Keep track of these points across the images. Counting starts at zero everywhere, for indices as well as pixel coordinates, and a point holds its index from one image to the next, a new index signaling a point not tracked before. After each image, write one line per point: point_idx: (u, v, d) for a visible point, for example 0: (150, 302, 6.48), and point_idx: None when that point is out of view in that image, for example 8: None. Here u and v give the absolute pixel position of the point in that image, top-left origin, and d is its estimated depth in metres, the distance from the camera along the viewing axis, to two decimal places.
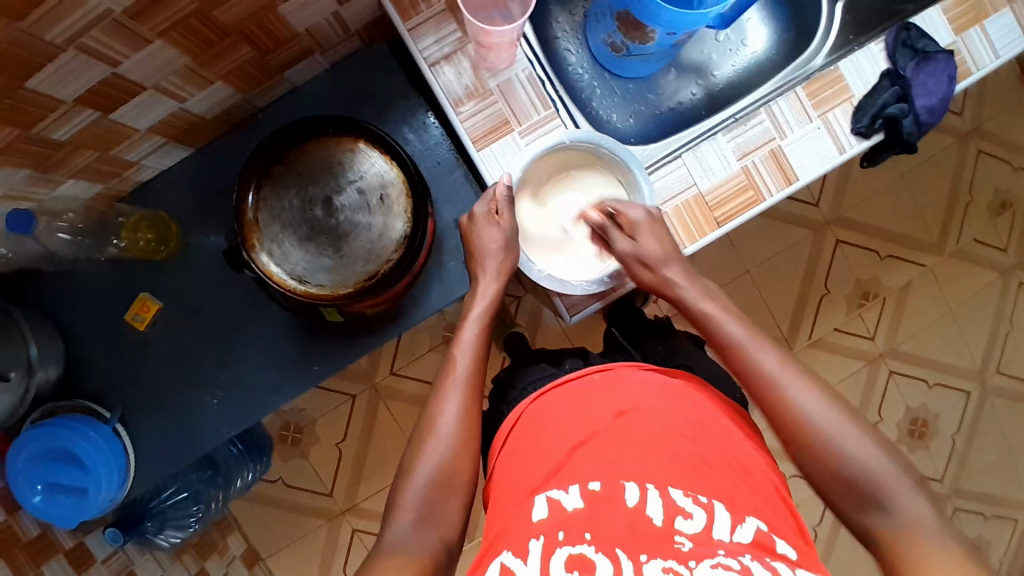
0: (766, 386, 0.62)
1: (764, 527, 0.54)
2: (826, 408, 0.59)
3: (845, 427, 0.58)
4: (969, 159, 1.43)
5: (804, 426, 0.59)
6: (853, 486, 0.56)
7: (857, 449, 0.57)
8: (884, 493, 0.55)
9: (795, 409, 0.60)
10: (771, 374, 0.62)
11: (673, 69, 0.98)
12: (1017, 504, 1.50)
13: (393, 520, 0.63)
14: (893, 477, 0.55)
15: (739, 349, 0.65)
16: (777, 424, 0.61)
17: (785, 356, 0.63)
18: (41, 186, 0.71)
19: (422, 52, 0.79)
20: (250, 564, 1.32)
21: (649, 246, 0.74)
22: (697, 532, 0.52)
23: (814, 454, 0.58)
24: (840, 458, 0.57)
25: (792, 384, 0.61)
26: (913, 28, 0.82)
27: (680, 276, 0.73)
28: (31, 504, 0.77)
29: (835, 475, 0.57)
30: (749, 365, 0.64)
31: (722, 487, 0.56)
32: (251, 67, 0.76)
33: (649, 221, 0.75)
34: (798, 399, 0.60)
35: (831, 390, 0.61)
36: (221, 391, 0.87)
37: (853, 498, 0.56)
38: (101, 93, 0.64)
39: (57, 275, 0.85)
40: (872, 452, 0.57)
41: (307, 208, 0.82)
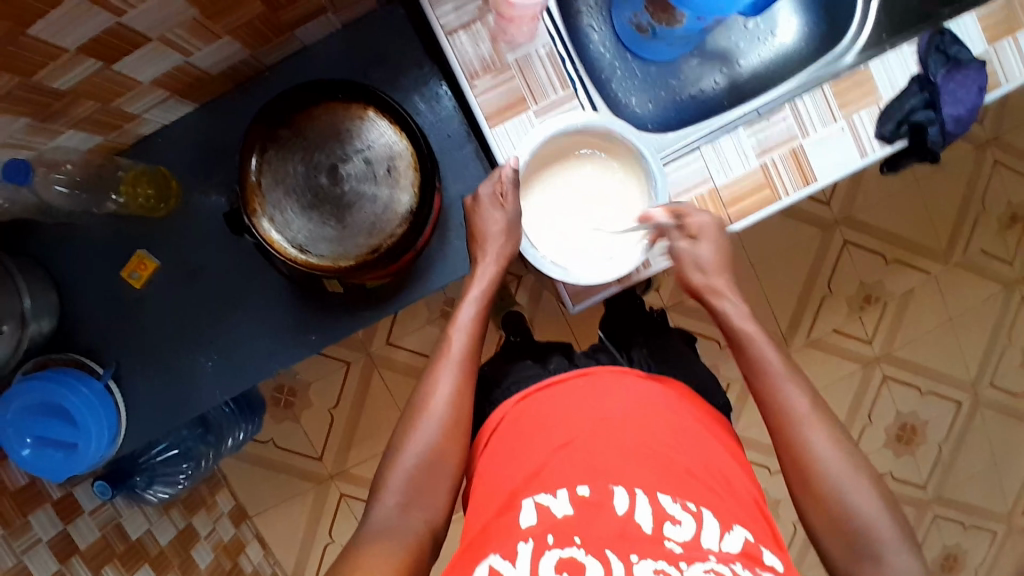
0: (787, 425, 0.63)
1: (750, 538, 0.54)
2: (841, 459, 0.61)
3: (857, 482, 0.60)
4: (985, 169, 1.41)
5: (817, 474, 0.60)
6: (851, 539, 0.58)
7: (864, 505, 0.59)
8: (882, 548, 0.57)
9: (809, 453, 0.61)
10: (798, 414, 0.63)
11: (696, 55, 0.96)
12: (996, 515, 1.52)
13: (378, 498, 0.64)
14: (891, 537, 0.58)
15: (770, 379, 0.65)
16: (790, 464, 0.62)
17: (814, 401, 0.64)
18: (40, 135, 0.69)
19: (440, 19, 0.76)
20: (237, 522, 1.32)
21: (707, 255, 0.73)
22: (687, 539, 0.51)
23: (818, 500, 0.60)
24: (844, 511, 0.59)
25: (812, 429, 0.62)
26: (947, 33, 0.80)
27: (727, 289, 0.73)
28: (19, 457, 0.76)
29: (836, 526, 0.59)
30: (775, 399, 0.64)
31: (708, 497, 0.56)
32: (261, 24, 0.73)
33: (715, 228, 0.74)
34: (818, 446, 0.61)
35: (849, 440, 0.62)
36: (216, 353, 0.85)
37: (848, 547, 0.59)
38: (104, 42, 0.62)
39: (54, 226, 0.83)
40: (877, 510, 0.58)
41: (312, 175, 0.81)
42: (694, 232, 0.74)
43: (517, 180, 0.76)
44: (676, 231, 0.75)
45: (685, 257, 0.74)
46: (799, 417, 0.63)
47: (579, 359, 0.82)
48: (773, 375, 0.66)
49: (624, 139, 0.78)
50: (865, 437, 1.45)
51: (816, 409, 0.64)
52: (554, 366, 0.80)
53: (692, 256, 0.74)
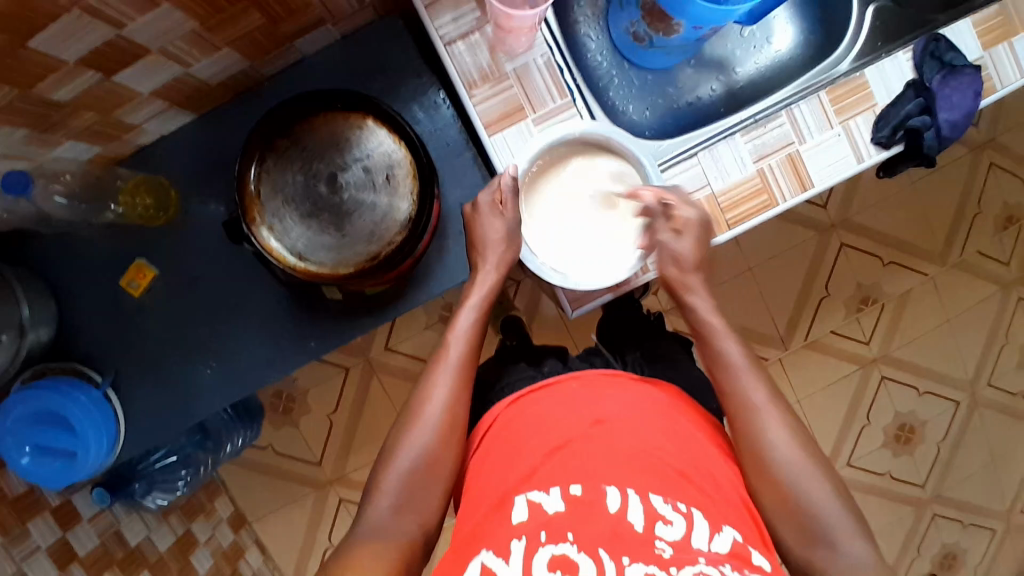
0: (744, 413, 0.65)
1: (739, 539, 0.55)
2: (797, 449, 0.62)
3: (810, 471, 0.61)
4: (981, 171, 1.41)
5: (772, 461, 0.62)
6: (806, 525, 0.59)
7: (819, 494, 0.60)
8: (836, 534, 0.59)
9: (765, 441, 0.63)
10: (753, 403, 0.65)
11: (693, 63, 0.96)
12: (995, 515, 1.52)
13: (371, 501, 0.64)
14: (844, 523, 0.59)
15: (728, 369, 0.67)
16: (745, 452, 0.63)
17: (772, 391, 0.66)
18: (39, 146, 0.69)
19: (439, 30, 0.77)
20: (237, 528, 1.32)
21: (683, 248, 0.74)
22: (678, 539, 0.52)
23: (772, 487, 0.61)
24: (799, 499, 0.60)
25: (767, 416, 0.64)
26: (942, 40, 0.80)
27: (699, 286, 0.74)
28: (19, 466, 0.76)
29: (792, 514, 0.60)
30: (733, 389, 0.66)
31: (699, 498, 0.57)
32: (261, 35, 0.74)
33: (699, 223, 0.74)
34: (772, 434, 0.63)
35: (805, 431, 0.64)
36: (215, 361, 0.86)
37: (801, 533, 0.60)
38: (105, 55, 0.62)
39: (53, 235, 0.83)
40: (827, 497, 0.60)
41: (311, 184, 0.81)
42: (679, 225, 0.74)
43: (516, 187, 0.76)
44: (663, 220, 0.75)
45: (665, 250, 0.74)
46: (756, 407, 0.65)
47: (574, 363, 0.83)
48: (733, 366, 0.67)
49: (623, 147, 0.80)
50: (863, 439, 1.46)
51: (772, 398, 0.65)
52: (551, 368, 0.81)
53: (672, 251, 0.74)
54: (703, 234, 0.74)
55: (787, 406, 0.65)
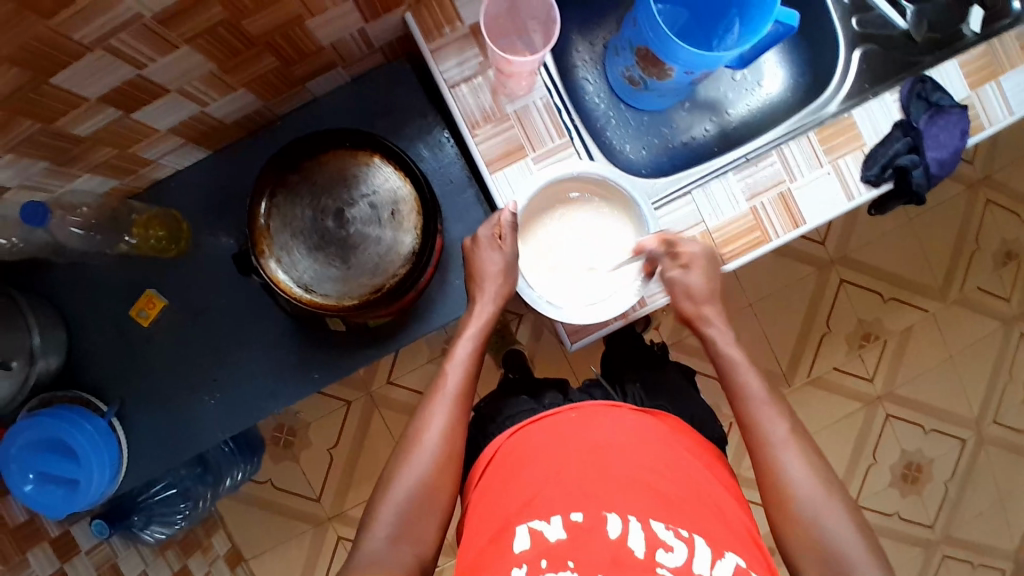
0: (764, 446, 0.66)
1: (741, 565, 0.55)
2: (812, 481, 0.63)
3: (832, 507, 0.61)
4: (977, 208, 1.44)
5: (791, 494, 0.63)
6: (825, 558, 0.59)
7: (836, 527, 0.60)
8: (853, 567, 0.58)
9: (783, 473, 0.64)
10: (773, 437, 0.66)
11: (687, 104, 0.99)
12: (1008, 557, 1.49)
13: (369, 531, 0.64)
14: (864, 558, 0.58)
15: (748, 401, 0.70)
16: (766, 484, 0.65)
17: (792, 426, 0.67)
18: (57, 179, 0.72)
19: (443, 74, 0.80)
20: (233, 564, 1.31)
21: (693, 280, 0.77)
22: (679, 566, 0.53)
23: (792, 520, 0.62)
24: (817, 533, 0.60)
25: (786, 451, 0.65)
26: (928, 82, 0.83)
27: (717, 318, 0.77)
28: (21, 493, 0.77)
29: (810, 545, 0.60)
30: (754, 421, 0.68)
31: (700, 524, 0.57)
32: (274, 77, 0.78)
33: (705, 257, 0.78)
34: (791, 466, 0.64)
35: (825, 466, 0.64)
36: (218, 392, 0.87)
37: (820, 566, 0.59)
38: (125, 93, 0.65)
39: (66, 266, 0.85)
40: (847, 532, 0.60)
41: (319, 218, 0.83)
42: (687, 261, 0.78)
43: (516, 223, 0.78)
44: (668, 258, 0.78)
45: (677, 285, 0.78)
46: (775, 440, 0.66)
47: (573, 394, 0.84)
48: (751, 399, 0.70)
49: (618, 186, 0.82)
50: (869, 477, 1.44)
51: (794, 434, 0.67)
52: (552, 401, 0.82)
53: (683, 285, 0.78)
54: (711, 266, 0.78)
55: (808, 442, 0.66)
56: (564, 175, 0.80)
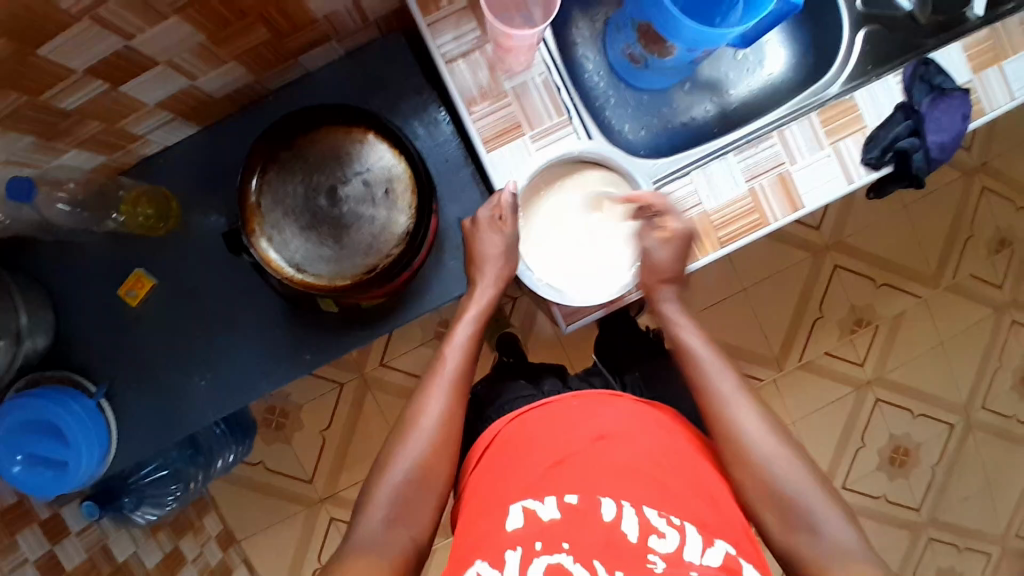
0: (717, 405, 0.67)
1: (731, 552, 0.55)
2: (763, 428, 0.65)
3: (786, 455, 0.64)
4: (973, 195, 1.44)
5: (749, 449, 0.64)
6: (788, 511, 0.61)
7: (791, 474, 0.62)
8: (815, 517, 0.60)
9: (740, 430, 0.65)
10: (723, 393, 0.68)
11: (688, 83, 0.98)
12: (992, 540, 1.52)
13: (364, 513, 0.64)
14: (822, 501, 0.61)
15: (699, 364, 0.70)
16: (719, 441, 0.66)
17: (740, 380, 0.69)
18: (43, 154, 0.70)
19: (440, 49, 0.78)
20: (225, 546, 1.31)
21: (670, 257, 0.76)
22: (670, 552, 0.53)
23: (753, 473, 0.63)
24: (773, 480, 0.62)
25: (738, 406, 0.67)
26: (932, 64, 0.82)
27: (670, 295, 0.77)
28: (10, 475, 0.76)
29: (773, 499, 0.62)
30: (704, 382, 0.69)
31: (693, 512, 0.57)
32: (266, 50, 0.75)
33: (687, 235, 0.76)
34: (742, 420, 0.66)
35: (770, 412, 0.67)
36: (210, 372, 0.86)
37: (785, 521, 0.61)
38: (113, 65, 0.63)
39: (53, 243, 0.84)
40: (803, 480, 0.62)
41: (311, 196, 0.82)
42: (669, 235, 0.76)
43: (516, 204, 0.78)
44: (651, 228, 0.77)
45: (652, 258, 0.76)
46: (725, 396, 0.68)
47: (570, 381, 0.84)
48: (701, 357, 0.71)
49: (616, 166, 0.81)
50: (858, 460, 1.46)
51: (741, 388, 0.68)
52: (550, 386, 0.81)
53: (655, 259, 0.76)
54: (688, 244, 0.77)
55: (754, 395, 0.68)
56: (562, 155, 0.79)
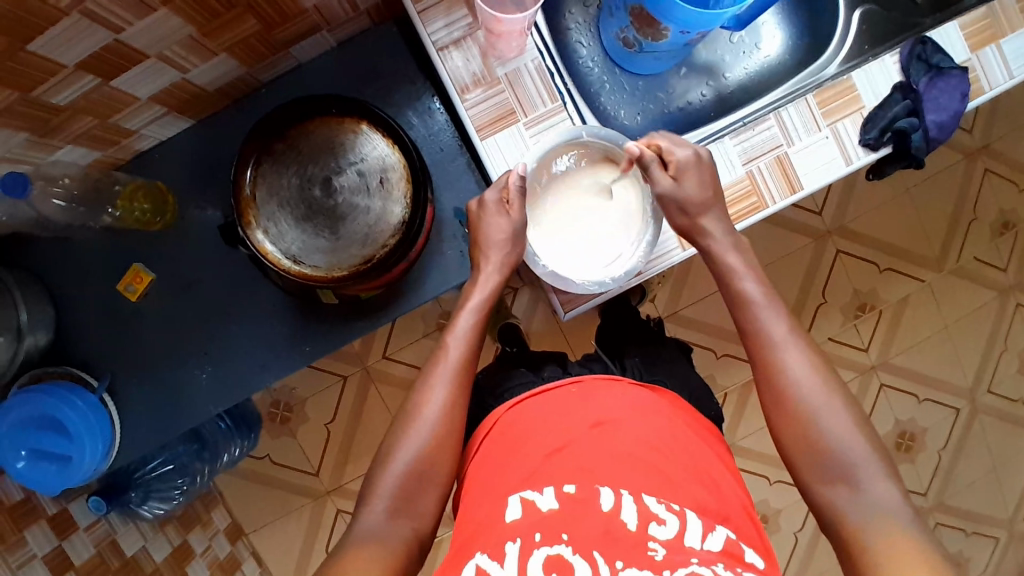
0: (766, 350, 0.67)
1: (732, 537, 0.56)
2: (811, 377, 0.64)
3: (832, 407, 0.62)
4: (976, 176, 1.42)
5: (794, 398, 0.63)
6: (827, 461, 0.61)
7: (837, 427, 0.61)
8: (855, 472, 0.59)
9: (785, 375, 0.65)
10: (773, 338, 0.67)
11: (684, 67, 0.97)
12: (1000, 524, 1.51)
13: (367, 504, 0.64)
14: (866, 459, 0.60)
15: (748, 306, 0.69)
16: (766, 386, 0.66)
17: (792, 327, 0.67)
18: (37, 150, 0.70)
19: (431, 36, 0.78)
20: (233, 539, 1.31)
21: (690, 192, 0.74)
22: (670, 538, 0.53)
23: (795, 422, 0.63)
24: (815, 431, 0.62)
25: (788, 353, 0.66)
26: (929, 42, 0.81)
27: (715, 228, 0.74)
28: (14, 470, 0.77)
29: (814, 449, 0.61)
30: (754, 325, 0.68)
31: (693, 499, 0.57)
32: (257, 41, 0.75)
33: (695, 164, 0.74)
34: (790, 366, 0.65)
35: (823, 362, 0.65)
36: (210, 365, 0.86)
37: (820, 470, 0.61)
38: (103, 59, 0.63)
39: (51, 240, 0.84)
40: (847, 433, 0.61)
41: (306, 187, 0.82)
42: (676, 169, 0.74)
43: (524, 187, 0.75)
44: (658, 166, 0.75)
45: (669, 196, 0.73)
46: (774, 342, 0.67)
47: (572, 368, 0.84)
48: (751, 299, 0.70)
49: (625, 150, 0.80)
50: None
51: (793, 336, 0.67)
52: (551, 373, 0.82)
53: (676, 197, 0.74)
54: (703, 174, 0.74)
55: (806, 342, 0.66)
56: (569, 137, 0.79)
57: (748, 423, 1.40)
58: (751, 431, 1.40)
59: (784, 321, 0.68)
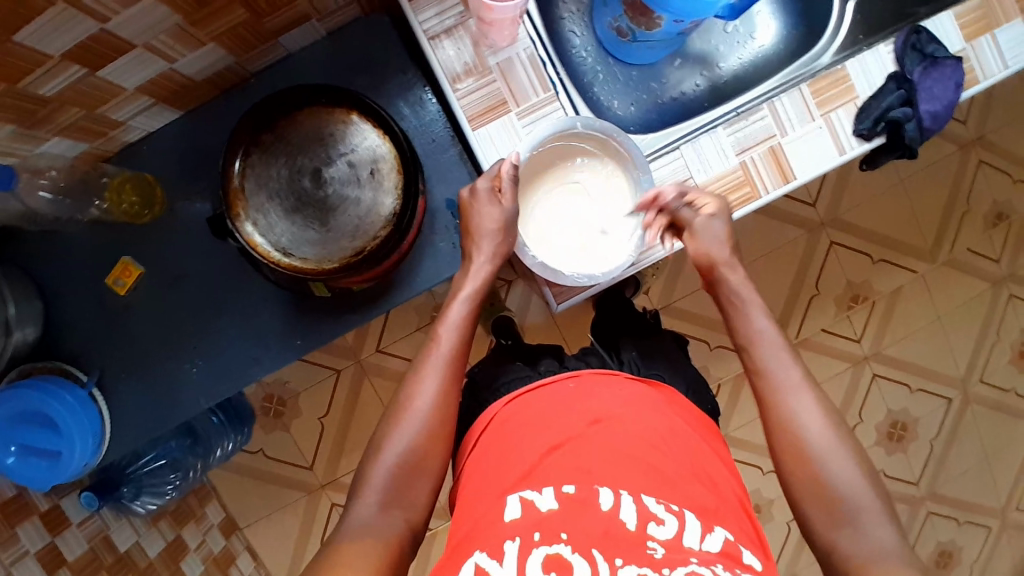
0: (775, 392, 0.66)
1: (730, 538, 0.55)
2: (821, 422, 0.63)
3: (840, 452, 0.62)
4: (969, 168, 1.42)
5: (802, 441, 0.63)
6: (834, 505, 0.60)
7: (845, 473, 0.61)
8: (862, 517, 0.59)
9: (795, 418, 0.64)
10: (784, 381, 0.66)
11: (678, 58, 0.97)
12: (991, 512, 1.53)
13: (358, 498, 0.63)
14: (872, 505, 0.59)
15: (759, 346, 0.69)
16: (774, 427, 0.65)
17: (802, 370, 0.67)
18: (23, 143, 0.69)
19: (422, 25, 0.77)
20: (227, 533, 1.31)
21: (709, 239, 0.75)
22: (670, 539, 0.52)
23: (804, 465, 0.62)
24: (823, 475, 0.61)
25: (797, 396, 0.65)
26: (924, 32, 0.80)
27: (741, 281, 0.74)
28: (3, 466, 0.76)
29: (820, 493, 0.61)
30: (763, 366, 0.68)
31: (691, 499, 0.57)
32: (245, 31, 0.74)
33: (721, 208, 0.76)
34: (800, 410, 0.64)
35: (832, 407, 0.65)
36: (201, 359, 0.85)
37: (827, 516, 0.60)
38: (90, 49, 0.62)
39: (39, 233, 0.83)
40: (855, 479, 0.61)
41: (295, 179, 0.81)
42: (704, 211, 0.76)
43: (516, 176, 0.76)
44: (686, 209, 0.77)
45: (699, 235, 0.75)
46: (785, 386, 0.66)
47: (567, 361, 0.84)
48: (761, 337, 0.69)
49: (620, 147, 0.80)
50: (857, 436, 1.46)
51: (804, 380, 0.66)
52: (546, 367, 0.81)
53: (707, 234, 0.75)
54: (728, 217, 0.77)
55: (817, 386, 0.66)
56: (562, 127, 0.78)
57: (741, 414, 1.40)
58: (745, 422, 1.40)
59: (795, 363, 0.68)
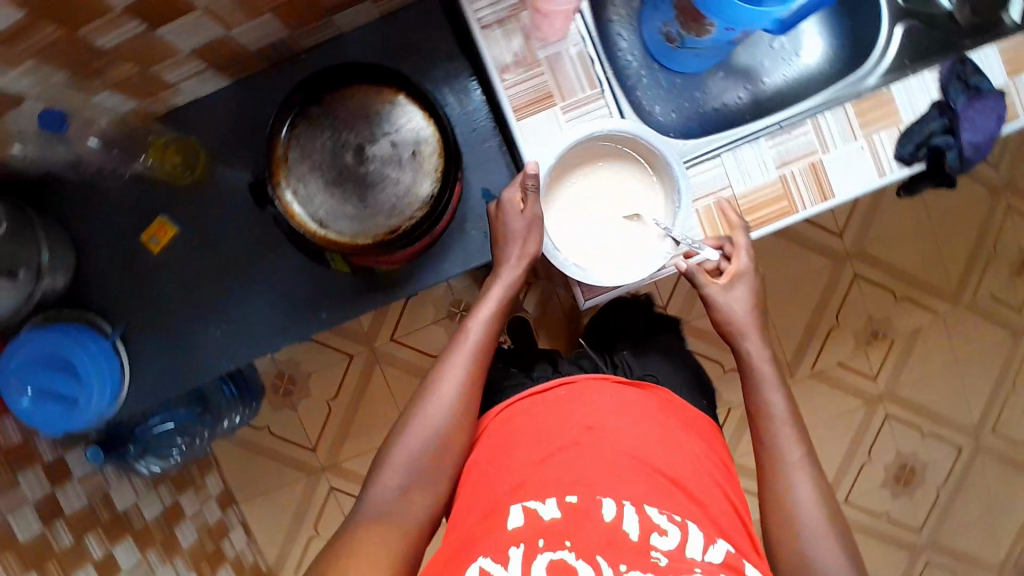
0: (765, 423, 0.70)
1: (732, 551, 0.57)
2: (802, 459, 0.68)
3: (815, 489, 0.67)
4: (998, 212, 1.41)
5: (783, 474, 0.68)
6: (799, 536, 0.65)
7: (813, 508, 0.66)
8: (822, 551, 0.64)
9: (780, 451, 0.69)
10: (775, 414, 0.70)
11: (722, 69, 0.97)
12: (991, 566, 1.50)
13: (380, 478, 0.64)
14: (832, 540, 0.65)
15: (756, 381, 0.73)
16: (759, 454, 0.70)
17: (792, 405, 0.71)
18: (77, 93, 0.71)
19: (476, 14, 0.78)
20: (224, 506, 1.31)
21: (736, 299, 0.75)
22: (672, 549, 0.55)
23: (779, 496, 0.67)
24: (794, 507, 0.66)
25: (784, 431, 0.69)
26: (968, 63, 0.81)
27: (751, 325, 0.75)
28: (20, 407, 0.77)
29: (788, 521, 0.66)
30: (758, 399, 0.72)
31: (693, 512, 0.59)
32: (303, 5, 0.75)
33: (750, 274, 0.76)
34: (785, 444, 0.69)
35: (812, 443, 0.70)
36: (225, 323, 0.86)
37: (791, 544, 0.65)
38: (153, 7, 0.64)
39: (80, 185, 0.84)
40: (820, 512, 0.66)
41: (339, 152, 0.82)
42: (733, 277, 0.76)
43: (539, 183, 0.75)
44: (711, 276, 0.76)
45: (721, 304, 0.75)
46: (775, 417, 0.70)
47: (562, 367, 0.84)
48: (755, 372, 0.73)
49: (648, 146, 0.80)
50: (862, 474, 1.44)
51: (791, 415, 0.70)
52: (542, 372, 0.82)
53: (727, 303, 0.75)
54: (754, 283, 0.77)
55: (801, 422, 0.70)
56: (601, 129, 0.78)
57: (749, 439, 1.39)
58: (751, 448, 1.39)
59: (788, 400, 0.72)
